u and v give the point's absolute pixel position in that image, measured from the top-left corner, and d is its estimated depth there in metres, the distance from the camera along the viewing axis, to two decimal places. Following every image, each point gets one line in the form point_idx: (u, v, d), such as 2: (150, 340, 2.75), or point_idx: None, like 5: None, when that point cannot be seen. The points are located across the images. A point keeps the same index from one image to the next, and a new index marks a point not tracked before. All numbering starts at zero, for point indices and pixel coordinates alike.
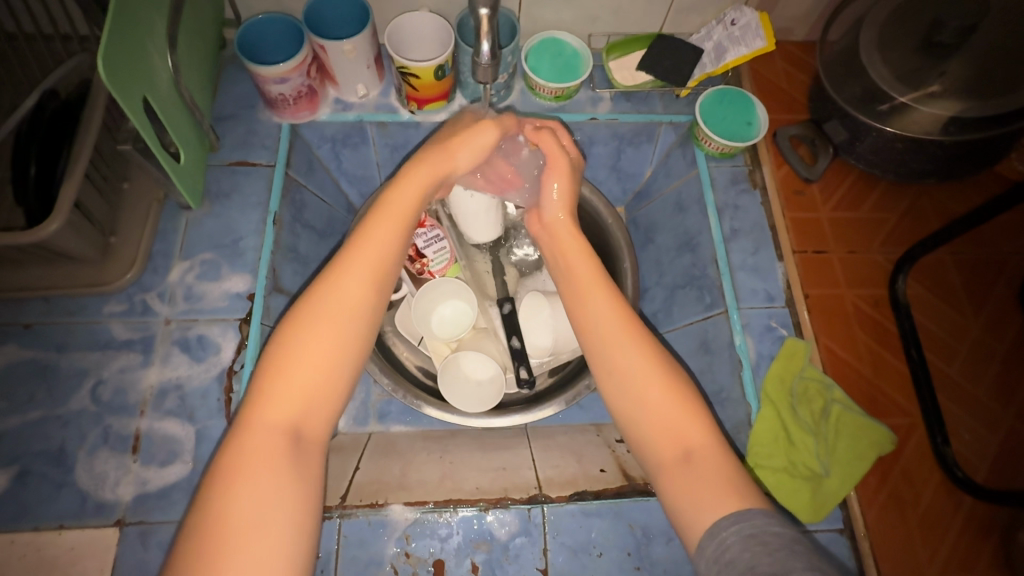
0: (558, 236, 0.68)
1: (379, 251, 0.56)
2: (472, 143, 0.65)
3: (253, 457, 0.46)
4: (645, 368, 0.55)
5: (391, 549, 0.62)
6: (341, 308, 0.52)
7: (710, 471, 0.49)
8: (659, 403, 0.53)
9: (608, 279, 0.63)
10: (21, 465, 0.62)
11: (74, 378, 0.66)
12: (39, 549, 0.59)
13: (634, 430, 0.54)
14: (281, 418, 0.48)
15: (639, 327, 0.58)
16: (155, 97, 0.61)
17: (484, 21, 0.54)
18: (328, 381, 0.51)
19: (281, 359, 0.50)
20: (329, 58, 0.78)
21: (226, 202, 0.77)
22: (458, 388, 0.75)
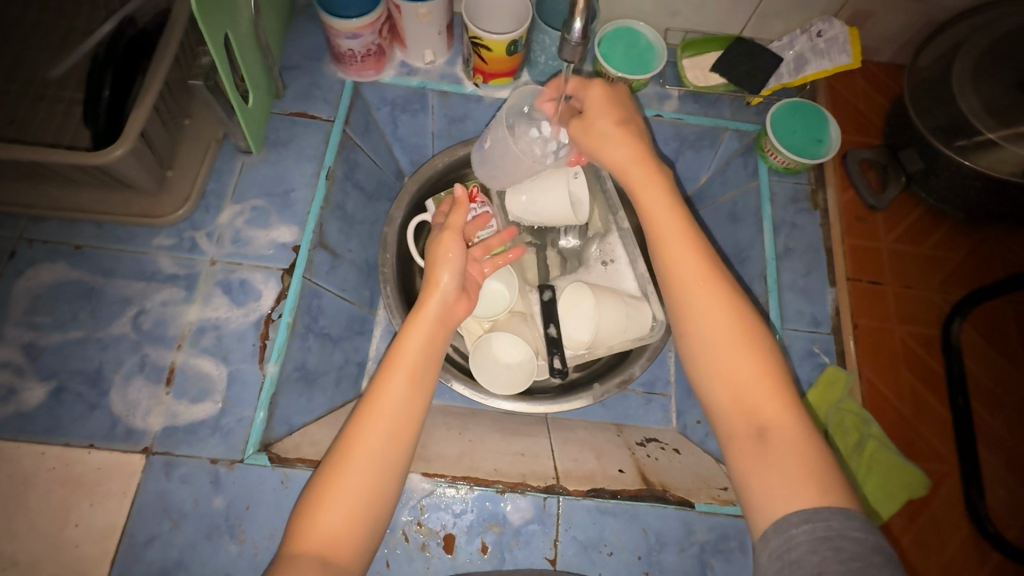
0: (628, 172, 0.61)
1: (393, 393, 0.55)
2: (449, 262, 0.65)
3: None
4: (715, 327, 0.54)
5: (404, 517, 0.62)
6: (376, 451, 0.52)
7: (789, 455, 0.48)
8: (740, 371, 0.51)
9: (693, 225, 0.58)
10: (59, 381, 0.63)
11: (117, 305, 0.67)
12: (69, 465, 0.60)
13: (707, 396, 0.54)
14: (315, 553, 0.47)
15: (725, 285, 0.55)
16: (234, 35, 0.61)
17: None
18: (369, 495, 0.51)
19: (319, 497, 0.50)
20: (403, 20, 0.78)
21: (282, 150, 0.77)
22: (488, 369, 0.74)
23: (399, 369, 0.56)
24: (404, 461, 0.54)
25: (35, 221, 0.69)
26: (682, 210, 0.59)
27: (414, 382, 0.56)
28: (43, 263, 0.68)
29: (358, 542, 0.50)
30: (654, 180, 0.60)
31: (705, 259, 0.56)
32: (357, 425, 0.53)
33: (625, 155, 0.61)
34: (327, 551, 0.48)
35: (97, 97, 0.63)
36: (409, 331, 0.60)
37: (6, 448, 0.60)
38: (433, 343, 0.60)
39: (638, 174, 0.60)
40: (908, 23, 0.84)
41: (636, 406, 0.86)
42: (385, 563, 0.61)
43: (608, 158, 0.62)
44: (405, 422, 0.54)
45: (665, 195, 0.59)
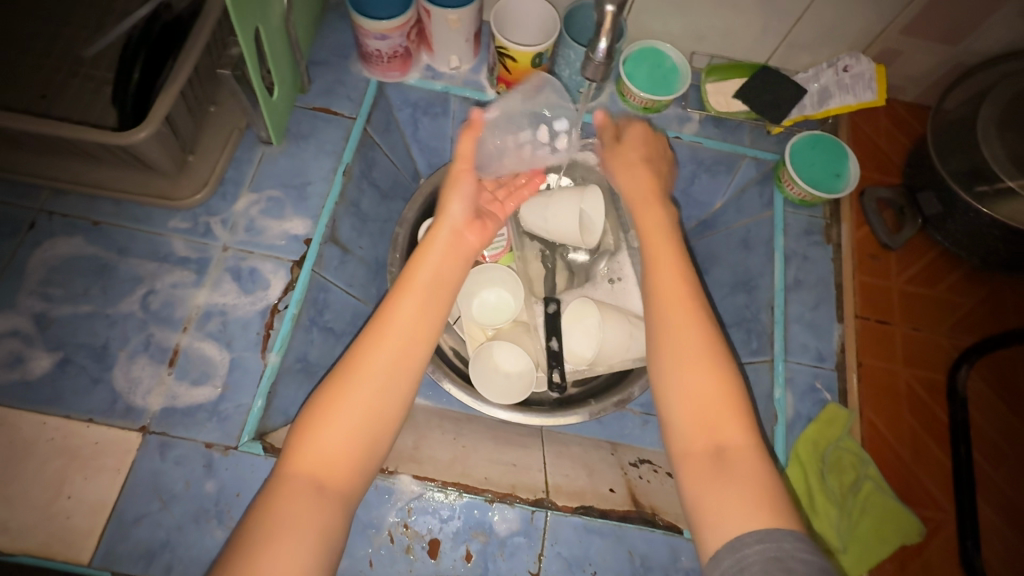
0: (636, 197, 0.70)
1: (403, 319, 0.57)
2: (461, 193, 0.67)
3: (290, 517, 0.46)
4: (689, 347, 0.57)
5: (391, 517, 0.62)
6: (379, 376, 0.54)
7: (742, 476, 0.50)
8: (703, 391, 0.55)
9: (681, 252, 0.64)
10: (65, 353, 0.64)
11: (129, 283, 0.68)
12: (67, 437, 0.61)
13: (669, 418, 0.56)
14: (309, 479, 0.49)
15: (699, 309, 0.60)
16: (265, 29, 0.62)
17: (608, 17, 0.52)
18: (371, 420, 0.52)
19: (317, 416, 0.52)
20: (432, 25, 0.78)
21: (303, 143, 0.78)
22: (487, 376, 0.75)
23: (409, 296, 0.59)
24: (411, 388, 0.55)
25: (57, 195, 0.71)
26: (678, 245, 0.65)
27: (420, 312, 0.58)
28: (61, 236, 0.69)
29: (354, 463, 0.51)
30: (657, 215, 0.68)
31: (688, 285, 0.61)
32: (360, 351, 0.55)
33: (639, 186, 0.71)
34: (322, 471, 0.50)
35: (126, 82, 0.64)
36: (422, 258, 0.62)
37: (7, 415, 0.61)
38: (446, 270, 0.63)
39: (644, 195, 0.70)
40: (936, 65, 0.84)
41: (633, 425, 0.85)
42: (368, 562, 0.61)
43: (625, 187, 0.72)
44: (410, 347, 0.56)
45: (665, 230, 0.67)
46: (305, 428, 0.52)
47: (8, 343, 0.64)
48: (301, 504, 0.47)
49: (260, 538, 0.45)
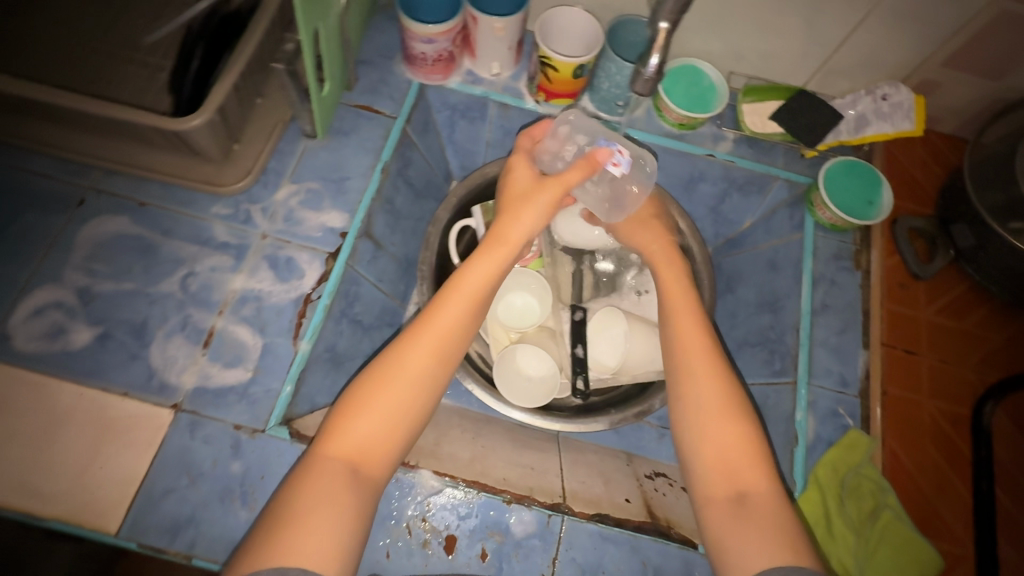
0: (650, 249, 0.73)
1: (449, 321, 0.59)
2: (533, 206, 0.66)
3: (323, 495, 0.48)
4: (708, 390, 0.58)
5: (410, 511, 0.63)
6: (414, 377, 0.55)
7: (765, 518, 0.50)
8: (725, 439, 0.55)
9: (696, 298, 0.66)
10: (105, 328, 0.66)
11: (170, 264, 0.70)
12: (102, 409, 0.63)
13: (689, 462, 0.57)
14: (342, 463, 0.51)
15: (715, 357, 0.60)
16: (323, 29, 0.65)
17: (662, 35, 0.54)
18: (405, 413, 0.55)
19: (356, 405, 0.54)
20: (477, 32, 0.80)
21: (344, 139, 0.80)
22: (510, 379, 0.76)
23: (457, 299, 0.60)
24: (440, 387, 0.58)
25: (107, 174, 0.74)
26: (692, 292, 0.67)
27: (466, 316, 0.60)
28: (108, 215, 0.72)
29: (385, 453, 0.54)
30: (673, 267, 0.70)
31: (705, 329, 0.62)
32: (398, 350, 0.57)
33: (653, 239, 0.73)
34: (355, 458, 0.52)
35: (185, 68, 0.67)
36: (470, 263, 0.63)
37: (49, 383, 0.63)
38: (495, 278, 0.63)
39: (659, 254, 0.72)
40: (976, 98, 0.84)
41: (650, 438, 0.85)
42: (385, 553, 0.61)
43: (638, 242, 0.74)
44: (448, 350, 0.58)
45: (681, 281, 0.68)
46: (342, 416, 0.54)
47: (53, 314, 0.66)
48: (332, 487, 0.49)
49: (293, 513, 0.47)
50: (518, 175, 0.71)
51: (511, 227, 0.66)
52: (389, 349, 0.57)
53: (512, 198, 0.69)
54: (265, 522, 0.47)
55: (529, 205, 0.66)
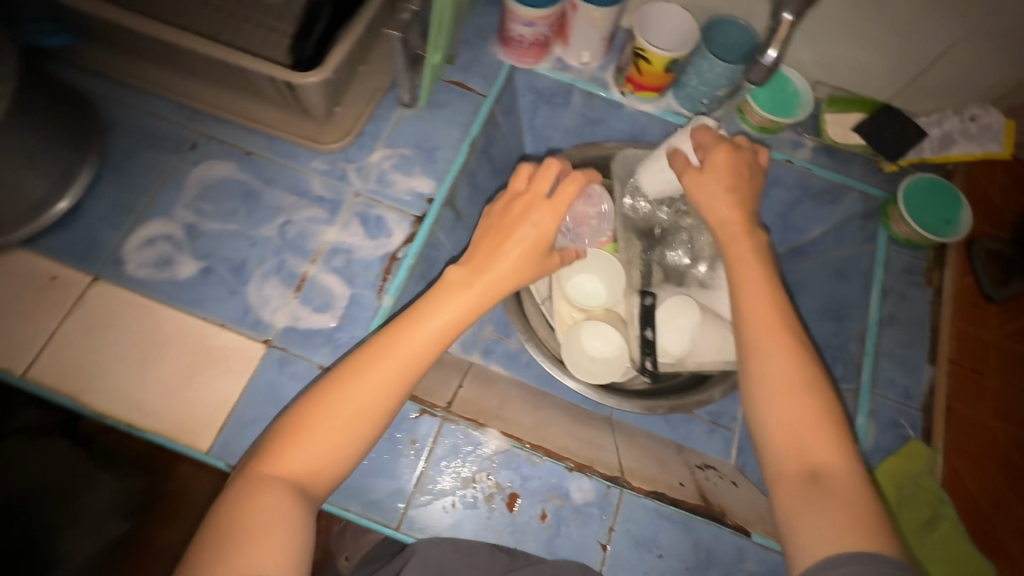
0: (725, 225, 0.68)
1: (413, 347, 0.56)
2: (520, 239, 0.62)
3: (259, 518, 0.46)
4: (782, 370, 0.59)
5: (477, 465, 0.66)
6: (369, 400, 0.53)
7: (840, 498, 0.52)
8: (795, 417, 0.56)
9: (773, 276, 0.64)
10: (209, 263, 0.71)
11: (270, 211, 0.74)
12: (202, 336, 0.67)
13: (762, 438, 0.59)
14: (288, 484, 0.50)
15: (791, 337, 0.61)
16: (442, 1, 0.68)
17: (785, 27, 0.55)
18: (356, 437, 0.53)
19: (304, 423, 0.52)
20: (574, 20, 0.83)
21: (437, 111, 0.83)
22: (576, 358, 0.80)
23: (423, 325, 0.57)
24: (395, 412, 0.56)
25: (218, 123, 0.78)
26: (767, 270, 0.65)
27: (433, 342, 0.57)
28: (217, 160, 0.76)
29: (331, 476, 0.52)
30: (744, 244, 0.67)
31: (779, 312, 0.62)
32: (353, 367, 0.55)
33: (730, 212, 0.68)
34: (300, 478, 0.50)
35: (309, 28, 0.70)
36: (436, 293, 0.60)
37: (155, 308, 0.68)
38: (467, 312, 0.59)
39: (734, 230, 0.67)
40: None
41: (698, 432, 0.85)
42: (451, 502, 0.64)
43: (713, 217, 0.69)
44: (410, 374, 0.55)
45: (757, 261, 0.66)
46: (289, 432, 0.52)
47: (162, 245, 0.71)
48: (268, 510, 0.47)
49: (239, 531, 0.45)
50: (529, 224, 0.62)
51: (496, 258, 0.62)
52: (347, 366, 0.55)
53: (499, 220, 0.64)
54: (203, 542, 0.46)
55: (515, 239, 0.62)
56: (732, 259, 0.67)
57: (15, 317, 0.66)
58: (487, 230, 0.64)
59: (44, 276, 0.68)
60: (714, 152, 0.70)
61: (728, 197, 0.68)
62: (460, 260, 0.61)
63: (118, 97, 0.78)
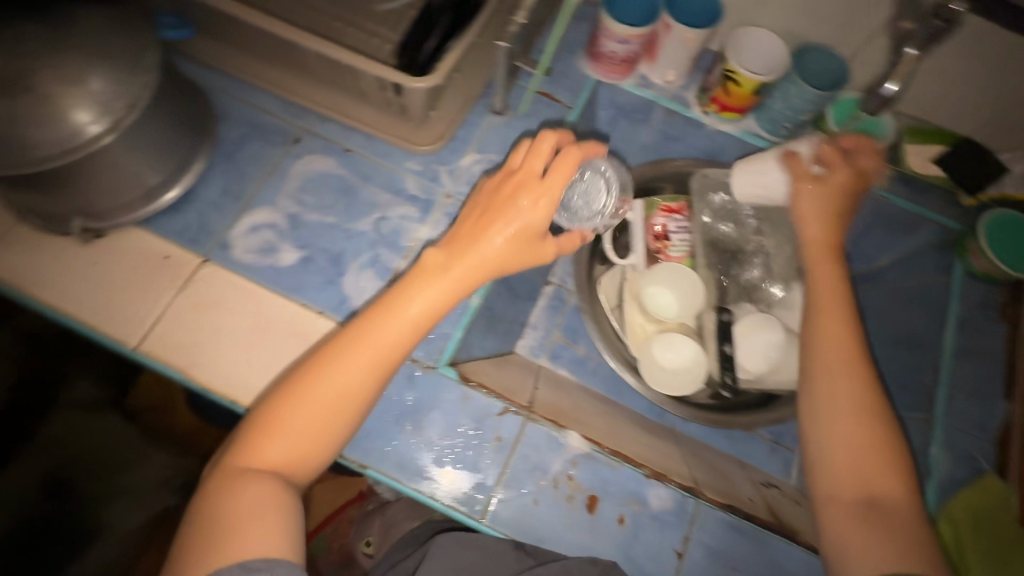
0: (812, 251, 0.72)
1: (386, 337, 0.55)
2: (508, 220, 0.56)
3: (244, 507, 0.50)
4: (845, 396, 0.63)
5: (557, 465, 0.68)
6: (342, 391, 0.54)
7: (894, 524, 0.56)
8: (853, 438, 0.61)
9: (849, 305, 0.68)
10: (308, 252, 0.74)
11: (366, 207, 0.77)
12: (301, 321, 0.70)
13: (817, 457, 0.63)
14: (267, 475, 0.52)
15: (860, 365, 0.64)
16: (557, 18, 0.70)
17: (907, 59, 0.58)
18: (334, 427, 0.55)
19: (279, 412, 0.54)
20: (666, 40, 0.84)
21: (525, 120, 0.86)
22: (650, 364, 0.82)
23: (396, 314, 0.55)
24: (372, 397, 0.56)
25: (321, 120, 0.82)
26: (846, 298, 0.68)
27: (408, 332, 0.56)
28: (319, 155, 0.80)
29: (314, 462, 0.55)
30: (826, 272, 0.70)
31: (851, 340, 0.65)
32: (325, 357, 0.55)
33: (822, 237, 0.72)
34: (282, 467, 0.53)
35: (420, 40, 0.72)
36: (413, 280, 0.57)
37: (259, 292, 0.71)
38: (447, 300, 0.57)
39: (822, 253, 0.71)
40: None
41: (758, 450, 0.81)
42: (533, 499, 0.66)
43: (807, 235, 0.73)
44: (387, 363, 0.56)
45: (838, 288, 0.69)
46: (267, 422, 0.54)
47: (266, 233, 0.74)
48: (252, 500, 0.50)
49: (227, 523, 0.49)
50: (521, 204, 0.56)
51: (479, 241, 0.56)
52: (320, 356, 0.56)
53: (490, 199, 0.59)
54: (198, 530, 0.49)
55: (500, 219, 0.56)
56: (811, 283, 0.70)
57: (132, 293, 0.70)
58: (478, 206, 0.59)
59: (159, 255, 0.71)
60: (836, 164, 0.74)
61: (823, 222, 0.73)
62: (443, 242, 0.57)
63: (232, 91, 0.82)
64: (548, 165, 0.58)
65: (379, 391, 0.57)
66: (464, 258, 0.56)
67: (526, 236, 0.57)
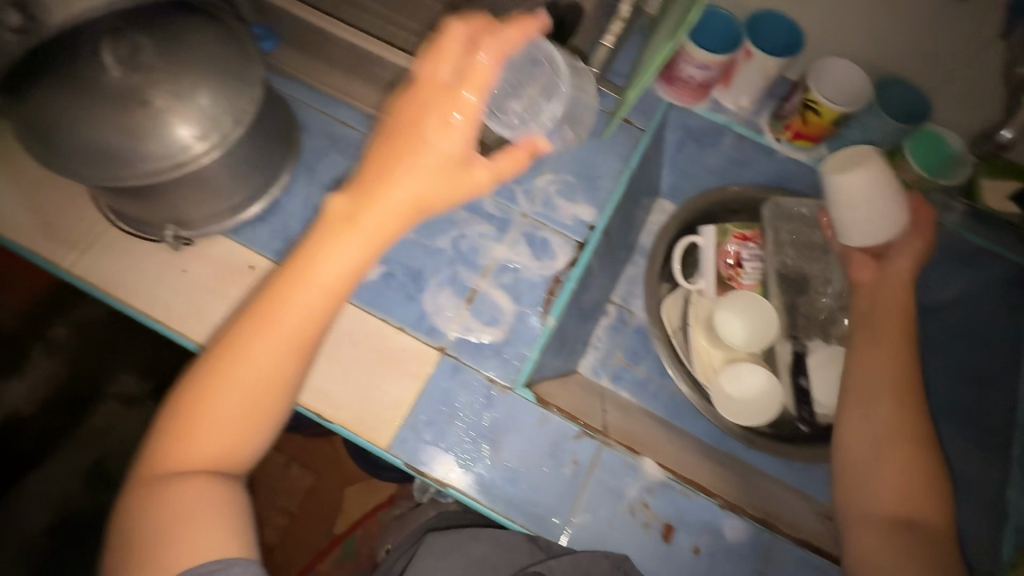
0: (891, 284, 0.74)
1: (297, 311, 0.49)
2: (417, 164, 0.48)
3: (180, 512, 0.47)
4: (892, 423, 0.65)
5: (633, 491, 0.68)
6: (259, 374, 0.50)
7: (929, 547, 0.59)
8: (899, 462, 0.63)
9: (910, 337, 0.70)
10: (389, 268, 0.75)
11: (444, 223, 0.78)
12: (382, 336, 0.71)
13: (852, 476, 0.66)
14: (195, 472, 0.49)
15: (912, 396, 0.67)
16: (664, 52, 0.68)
17: None
18: (263, 414, 0.51)
19: (194, 406, 0.50)
20: (745, 67, 0.85)
21: (598, 141, 0.86)
22: (724, 395, 0.81)
23: (301, 283, 0.49)
24: (298, 370, 0.52)
25: None
26: (908, 330, 0.70)
27: (320, 301, 0.50)
28: None
29: (248, 451, 0.52)
30: (896, 303, 0.72)
31: (907, 371, 0.68)
32: (234, 341, 0.50)
33: (904, 272, 0.74)
34: (213, 461, 0.50)
35: None
36: (316, 240, 0.50)
37: (340, 305, 0.72)
38: (363, 259, 0.50)
39: (900, 285, 0.73)
40: None
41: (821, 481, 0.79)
42: (609, 524, 0.67)
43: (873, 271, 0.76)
44: (303, 337, 0.50)
45: (899, 318, 0.71)
46: (185, 419, 0.50)
47: None
48: (189, 504, 0.48)
49: (165, 529, 0.47)
50: (444, 143, 0.48)
51: (389, 189, 0.48)
52: (229, 340, 0.51)
53: (400, 136, 0.48)
54: (135, 538, 0.47)
55: (409, 162, 0.48)
56: (872, 311, 0.73)
57: (218, 301, 0.71)
58: (380, 140, 0.49)
59: (244, 265, 0.73)
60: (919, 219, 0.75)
61: (908, 260, 0.74)
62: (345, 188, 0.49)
63: (311, 103, 0.83)
64: (458, 71, 0.49)
65: (303, 363, 0.52)
66: (371, 213, 0.48)
67: (450, 170, 0.48)
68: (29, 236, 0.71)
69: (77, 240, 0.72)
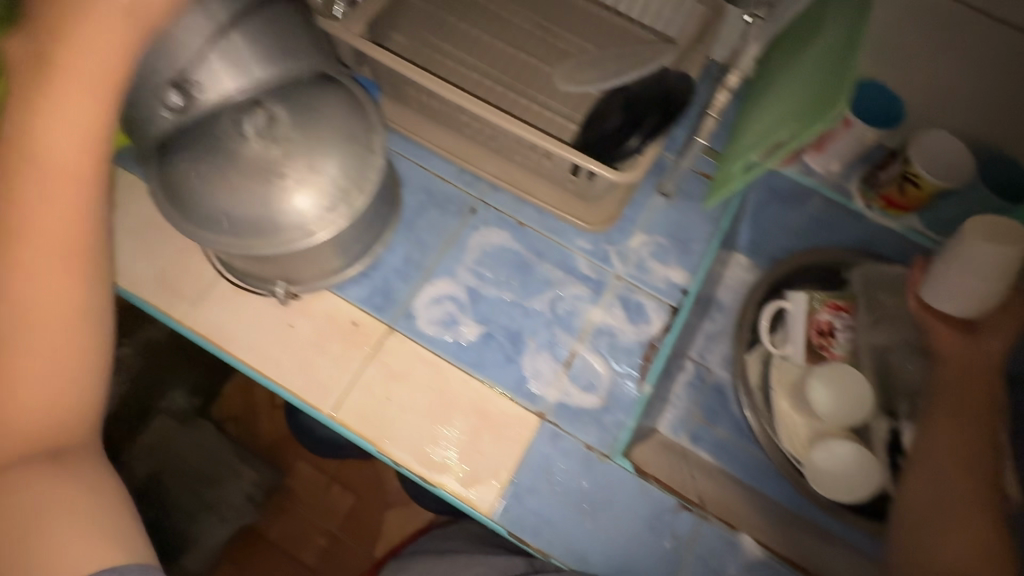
0: (985, 359, 0.73)
1: (47, 241, 0.50)
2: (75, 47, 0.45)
3: (28, 486, 0.50)
4: (960, 490, 0.66)
5: (734, 569, 0.68)
6: (47, 320, 0.52)
7: None
8: (963, 529, 0.63)
9: (988, 412, 0.70)
10: (488, 328, 0.75)
11: (541, 284, 0.79)
12: (483, 399, 0.72)
13: (913, 538, 0.66)
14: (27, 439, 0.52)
15: (984, 469, 0.67)
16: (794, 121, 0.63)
17: None
18: (70, 356, 0.53)
19: None
20: (842, 135, 0.85)
21: (690, 202, 0.86)
22: (819, 469, 0.78)
23: (43, 215, 0.49)
24: (90, 292, 0.54)
25: (493, 189, 0.83)
26: (986, 403, 0.71)
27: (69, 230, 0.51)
28: (494, 228, 0.81)
29: (78, 395, 0.54)
30: (979, 378, 0.72)
31: (981, 442, 0.68)
32: None
33: (999, 350, 0.73)
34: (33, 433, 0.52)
35: (615, 136, 0.73)
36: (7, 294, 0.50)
37: (443, 366, 0.73)
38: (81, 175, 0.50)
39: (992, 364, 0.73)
40: None
41: None
42: None
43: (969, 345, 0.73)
44: (75, 269, 0.52)
45: (980, 390, 0.72)
46: None
47: (447, 305, 0.76)
48: (35, 486, 0.50)
49: (31, 515, 0.49)
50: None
51: (55, 100, 0.46)
52: None
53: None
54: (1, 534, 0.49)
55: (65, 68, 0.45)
56: (944, 376, 0.74)
57: (324, 358, 0.72)
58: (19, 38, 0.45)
59: (347, 321, 0.74)
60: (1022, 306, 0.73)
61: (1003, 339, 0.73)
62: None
63: (407, 155, 0.84)
64: None
65: (96, 278, 0.54)
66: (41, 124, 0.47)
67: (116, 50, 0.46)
68: (141, 286, 0.73)
69: (188, 292, 0.73)
